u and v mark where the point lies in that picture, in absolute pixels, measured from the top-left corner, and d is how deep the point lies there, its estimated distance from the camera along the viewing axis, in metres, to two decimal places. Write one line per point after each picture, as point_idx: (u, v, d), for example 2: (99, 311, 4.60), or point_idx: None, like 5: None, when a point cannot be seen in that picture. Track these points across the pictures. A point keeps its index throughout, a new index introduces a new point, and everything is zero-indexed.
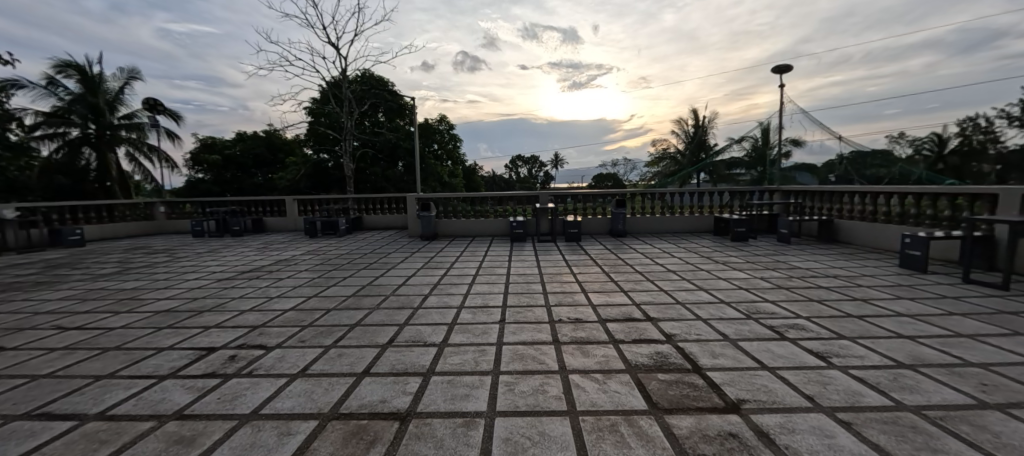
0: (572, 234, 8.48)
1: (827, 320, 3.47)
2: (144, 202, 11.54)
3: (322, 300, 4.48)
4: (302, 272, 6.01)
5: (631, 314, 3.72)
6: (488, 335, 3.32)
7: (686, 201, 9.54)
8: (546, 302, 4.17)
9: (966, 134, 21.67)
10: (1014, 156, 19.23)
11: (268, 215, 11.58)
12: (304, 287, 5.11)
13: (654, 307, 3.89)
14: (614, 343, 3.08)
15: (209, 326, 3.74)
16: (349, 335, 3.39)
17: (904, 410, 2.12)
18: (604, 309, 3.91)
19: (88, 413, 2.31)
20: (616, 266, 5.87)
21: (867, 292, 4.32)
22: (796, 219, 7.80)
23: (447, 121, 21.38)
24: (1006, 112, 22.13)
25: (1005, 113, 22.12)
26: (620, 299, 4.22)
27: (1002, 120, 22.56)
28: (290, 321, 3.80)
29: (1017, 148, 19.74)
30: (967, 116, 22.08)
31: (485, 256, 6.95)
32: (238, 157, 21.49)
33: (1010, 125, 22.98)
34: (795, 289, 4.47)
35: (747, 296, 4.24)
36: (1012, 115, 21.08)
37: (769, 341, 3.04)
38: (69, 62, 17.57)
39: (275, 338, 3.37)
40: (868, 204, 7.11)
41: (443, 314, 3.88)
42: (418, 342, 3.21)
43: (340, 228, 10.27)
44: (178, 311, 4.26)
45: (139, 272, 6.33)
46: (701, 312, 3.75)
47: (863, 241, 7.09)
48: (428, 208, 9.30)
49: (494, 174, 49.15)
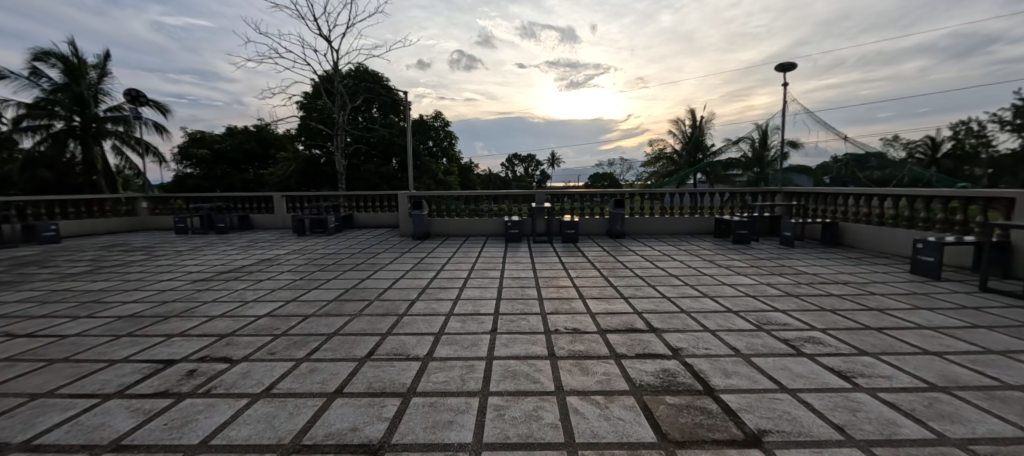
0: (569, 234, 8.21)
1: (844, 333, 3.21)
2: (126, 198, 11.09)
3: (301, 306, 4.15)
4: (284, 273, 5.67)
5: (633, 325, 3.44)
6: (478, 347, 3.03)
7: (686, 202, 9.28)
8: (541, 310, 3.87)
9: (960, 138, 21.78)
10: (1006, 160, 19.19)
11: (255, 212, 11.20)
12: (283, 290, 4.77)
13: (658, 317, 3.61)
14: (616, 358, 2.80)
15: (172, 334, 3.42)
16: (325, 347, 3.08)
17: (948, 445, 1.85)
18: (604, 318, 3.63)
19: (9, 443, 1.99)
20: (615, 270, 5.60)
21: (882, 301, 4.06)
22: (799, 221, 7.55)
23: (443, 118, 21.02)
24: (999, 116, 22.15)
25: (997, 118, 22.14)
26: (621, 307, 3.93)
27: (994, 124, 22.69)
28: (262, 329, 3.48)
29: (1007, 153, 19.89)
30: (960, 120, 22.25)
31: (478, 258, 6.64)
32: (227, 151, 21.03)
33: (1002, 129, 23.05)
34: (804, 296, 4.22)
35: (754, 303, 3.98)
36: (1004, 118, 21.11)
37: (786, 357, 2.77)
38: (51, 51, 17.18)
39: (243, 350, 3.05)
40: (874, 207, 6.86)
41: (429, 323, 3.57)
42: (400, 355, 2.91)
43: (329, 226, 9.92)
44: (143, 316, 3.92)
45: (111, 272, 5.96)
46: (708, 322, 3.47)
47: (870, 245, 6.83)
48: (421, 206, 8.98)
49: (491, 173, 49.00)
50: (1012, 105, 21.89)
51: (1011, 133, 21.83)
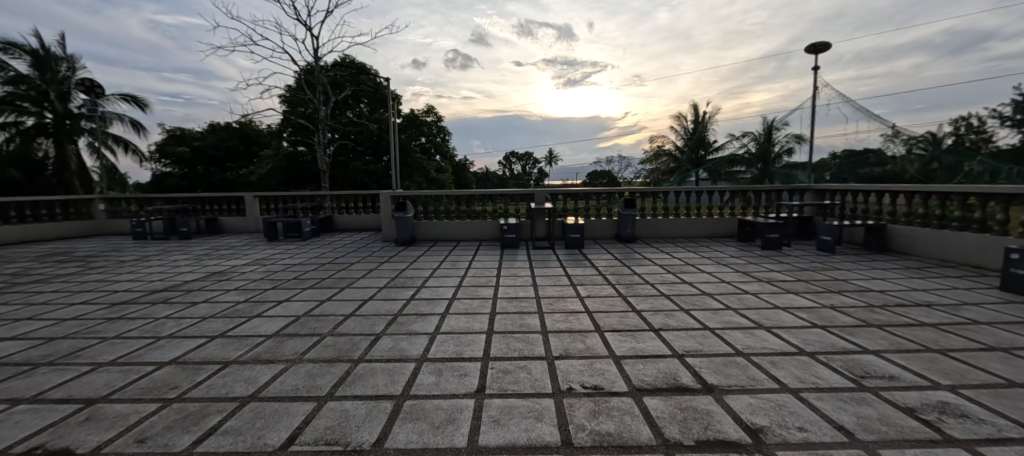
0: (573, 239, 7.21)
1: (990, 396, 2.22)
2: (80, 199, 10.03)
3: (229, 345, 3.11)
4: (228, 292, 4.62)
5: (679, 379, 2.45)
6: (458, 426, 2.02)
7: (704, 200, 8.27)
8: (548, 351, 2.88)
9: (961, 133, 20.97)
10: (1008, 156, 18.58)
11: (224, 214, 10.14)
12: (215, 320, 3.72)
13: (710, 365, 2.62)
14: (669, 452, 1.81)
15: (20, 400, 2.38)
16: (227, 425, 2.08)
17: None
18: (635, 367, 2.62)
19: None
20: (633, 285, 4.61)
21: (998, 334, 3.06)
22: (839, 223, 6.54)
23: (435, 112, 19.90)
24: (997, 111, 21.53)
25: (996, 112, 21.52)
26: (653, 346, 2.94)
27: (993, 119, 21.97)
28: (151, 391, 2.46)
29: (1012, 148, 19.19)
30: (960, 115, 21.54)
31: (468, 270, 5.59)
32: (208, 149, 19.95)
33: (1001, 125, 22.47)
34: (890, 328, 3.23)
35: (831, 340, 2.99)
36: (1003, 112, 20.50)
37: (935, 452, 1.78)
38: (17, 43, 16.00)
39: (101, 435, 2.03)
40: (932, 207, 5.83)
41: (393, 376, 2.57)
42: (335, 444, 1.91)
43: (304, 230, 8.86)
44: (4, 364, 2.87)
45: (19, 291, 4.88)
46: (783, 375, 2.48)
47: (927, 251, 5.82)
48: (405, 208, 7.92)
49: (487, 171, 48.16)
50: (1011, 99, 21.21)
51: (1010, 128, 21.22)
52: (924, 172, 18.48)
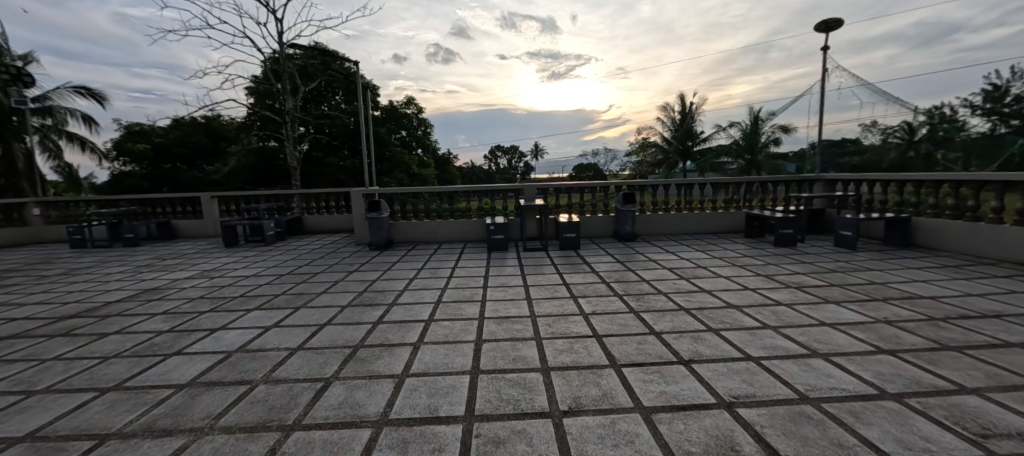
0: (568, 239, 6.50)
1: None
2: (11, 203, 8.87)
3: (123, 404, 2.29)
4: (153, 319, 3.74)
5: (741, 450, 1.75)
6: None
7: (707, 193, 7.64)
8: (554, 403, 2.15)
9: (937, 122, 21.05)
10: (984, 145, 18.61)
11: (179, 217, 9.12)
12: (121, 360, 2.88)
13: (777, 423, 1.93)
14: None
15: None
16: None
17: None
18: (676, 430, 1.91)
19: None
20: (644, 296, 3.93)
21: None
22: (860, 216, 5.96)
23: (416, 104, 18.93)
24: (969, 100, 21.65)
25: (967, 101, 21.64)
26: (691, 391, 2.23)
27: (966, 108, 22.11)
28: None
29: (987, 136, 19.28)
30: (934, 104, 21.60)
31: (450, 279, 4.83)
32: (171, 146, 18.65)
33: (974, 113, 22.68)
34: (974, 352, 2.60)
35: (914, 374, 2.34)
36: (976, 101, 20.59)
37: None
38: None
39: None
40: (966, 198, 5.26)
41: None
42: None
43: (268, 233, 7.94)
44: None
45: None
46: (883, 439, 1.80)
47: (959, 247, 5.29)
48: (380, 208, 7.08)
49: (471, 166, 47.06)
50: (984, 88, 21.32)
51: (982, 117, 21.37)
52: (900, 160, 18.47)
